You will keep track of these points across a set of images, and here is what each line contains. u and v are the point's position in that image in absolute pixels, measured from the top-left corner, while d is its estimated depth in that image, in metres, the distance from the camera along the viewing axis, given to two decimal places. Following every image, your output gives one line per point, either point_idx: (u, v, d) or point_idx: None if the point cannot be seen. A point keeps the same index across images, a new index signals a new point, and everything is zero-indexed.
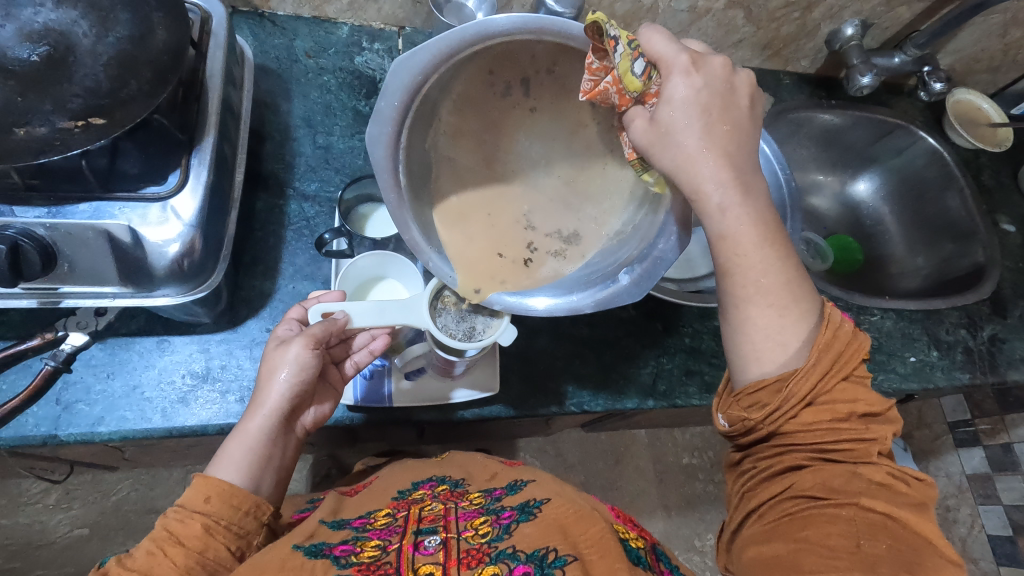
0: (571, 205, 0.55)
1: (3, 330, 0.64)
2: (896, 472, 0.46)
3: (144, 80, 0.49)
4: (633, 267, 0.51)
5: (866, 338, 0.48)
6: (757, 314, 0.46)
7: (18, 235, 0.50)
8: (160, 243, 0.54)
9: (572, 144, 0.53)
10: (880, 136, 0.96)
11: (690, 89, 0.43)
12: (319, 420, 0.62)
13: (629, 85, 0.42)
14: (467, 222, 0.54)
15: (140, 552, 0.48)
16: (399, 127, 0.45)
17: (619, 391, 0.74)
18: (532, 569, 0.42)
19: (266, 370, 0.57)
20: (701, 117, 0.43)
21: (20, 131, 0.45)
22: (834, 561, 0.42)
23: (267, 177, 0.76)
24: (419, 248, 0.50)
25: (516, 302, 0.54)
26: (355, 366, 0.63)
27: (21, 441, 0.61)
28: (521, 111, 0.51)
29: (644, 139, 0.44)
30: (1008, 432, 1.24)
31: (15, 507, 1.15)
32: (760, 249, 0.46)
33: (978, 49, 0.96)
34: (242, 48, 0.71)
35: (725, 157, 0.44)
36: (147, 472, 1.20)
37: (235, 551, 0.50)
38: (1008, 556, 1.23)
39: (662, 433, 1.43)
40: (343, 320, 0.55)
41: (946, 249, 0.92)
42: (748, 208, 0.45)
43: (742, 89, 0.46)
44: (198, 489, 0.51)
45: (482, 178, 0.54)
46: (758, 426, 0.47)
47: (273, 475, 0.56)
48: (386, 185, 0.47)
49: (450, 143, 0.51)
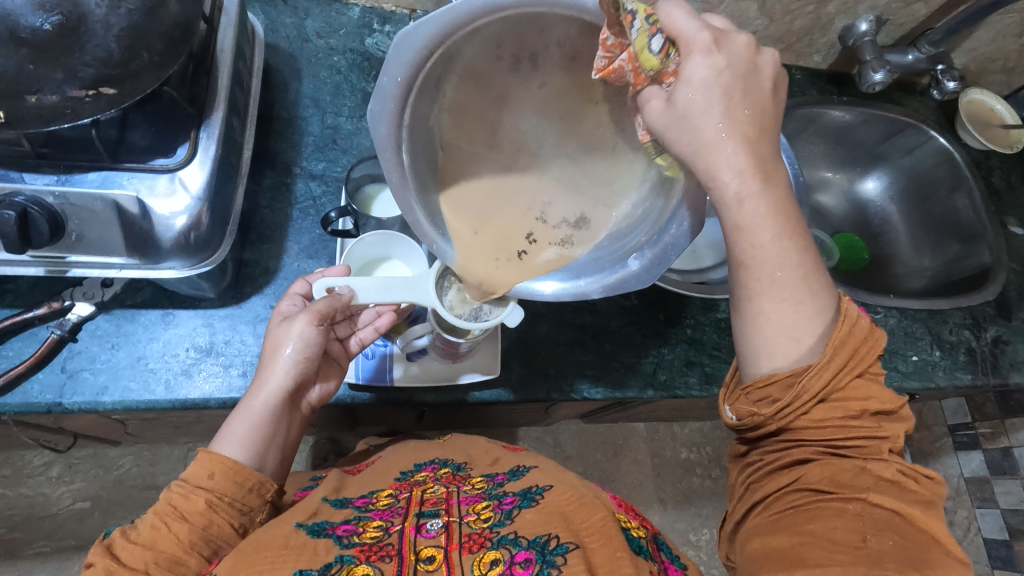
0: (579, 186, 0.55)
1: (11, 298, 0.65)
2: (906, 470, 0.46)
3: (155, 52, 0.49)
4: (644, 252, 0.50)
5: (883, 334, 0.47)
6: (771, 308, 0.46)
7: (28, 202, 0.50)
8: (168, 215, 0.55)
9: (582, 125, 0.52)
10: (890, 134, 0.95)
11: (711, 69, 0.43)
12: (325, 397, 0.63)
13: (646, 63, 0.41)
14: (471, 205, 0.54)
15: (144, 525, 0.49)
16: (402, 105, 0.44)
17: (620, 380, 0.74)
18: (534, 556, 0.42)
19: (271, 345, 0.58)
20: (722, 99, 0.43)
21: (31, 98, 0.45)
22: (838, 555, 0.43)
23: (275, 156, 0.76)
24: (423, 232, 0.50)
25: (524, 286, 0.54)
26: (360, 343, 0.64)
27: (28, 408, 0.62)
28: (530, 86, 0.50)
29: (660, 121, 0.43)
30: (1008, 436, 1.23)
31: (18, 479, 1.16)
32: (777, 241, 0.45)
33: (993, 48, 0.95)
34: (253, 26, 0.71)
35: (744, 143, 0.44)
36: (149, 448, 1.21)
37: (237, 527, 0.51)
38: (1003, 559, 1.24)
39: (661, 427, 1.43)
40: (348, 296, 0.53)
41: (953, 249, 0.91)
42: (766, 197, 0.45)
43: (766, 69, 0.45)
44: (202, 465, 0.51)
45: (487, 158, 0.54)
46: (767, 421, 0.48)
47: (276, 454, 0.56)
48: (388, 165, 0.46)
49: (454, 120, 0.50)
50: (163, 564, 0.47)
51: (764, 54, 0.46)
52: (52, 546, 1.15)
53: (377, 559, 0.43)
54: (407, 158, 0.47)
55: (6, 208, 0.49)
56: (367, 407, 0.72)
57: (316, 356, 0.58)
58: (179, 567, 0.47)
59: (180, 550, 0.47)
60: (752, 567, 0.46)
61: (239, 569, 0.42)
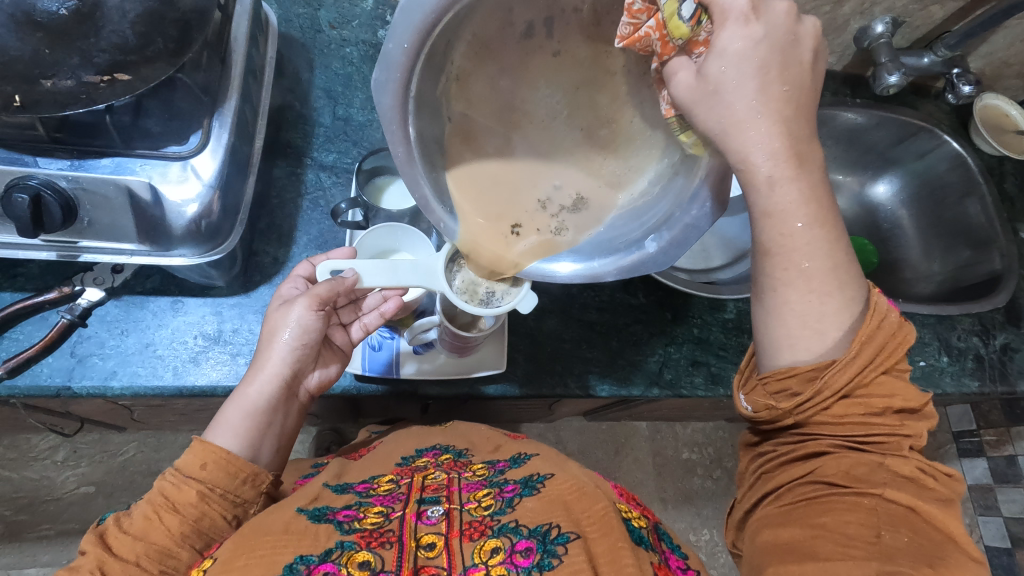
0: (592, 162, 0.53)
1: (22, 281, 0.65)
2: (925, 467, 0.46)
3: (170, 39, 0.49)
4: (662, 233, 0.48)
5: (912, 329, 0.48)
6: (796, 300, 0.46)
7: (41, 185, 0.51)
8: (180, 202, 0.55)
9: (596, 97, 0.50)
10: (904, 138, 0.94)
11: (746, 40, 0.41)
12: (324, 383, 0.62)
13: (674, 32, 0.40)
14: (476, 182, 0.52)
15: (137, 514, 0.49)
16: (409, 73, 0.41)
17: (626, 377, 0.74)
18: (535, 545, 0.43)
19: (269, 330, 0.58)
20: (758, 73, 0.42)
21: (47, 83, 0.46)
22: (851, 550, 0.43)
23: (286, 145, 0.76)
24: (431, 211, 0.48)
25: (539, 268, 0.52)
26: (364, 329, 0.64)
27: (36, 391, 0.62)
28: (544, 54, 0.48)
29: (688, 95, 0.42)
30: (1012, 445, 1.24)
31: (24, 461, 1.17)
32: (809, 230, 0.45)
33: (1011, 53, 0.94)
34: (267, 15, 0.71)
35: (779, 123, 0.43)
36: (154, 435, 1.22)
37: (230, 519, 0.51)
38: (1004, 568, 1.22)
39: (663, 426, 1.43)
40: (350, 279, 0.53)
41: (963, 255, 0.91)
42: (800, 181, 0.45)
43: (806, 40, 0.44)
44: (195, 456, 0.51)
45: (496, 132, 0.52)
46: (786, 415, 0.48)
47: (273, 442, 0.57)
48: (394, 139, 0.44)
49: (463, 91, 0.48)
50: (154, 557, 0.47)
51: (804, 23, 0.44)
52: (56, 529, 1.16)
53: (377, 546, 0.43)
54: (413, 133, 0.44)
55: (21, 191, 0.50)
56: (375, 398, 0.72)
57: (313, 342, 0.58)
58: (170, 559, 0.48)
59: (171, 542, 0.48)
60: (761, 558, 0.46)
61: (237, 556, 0.42)
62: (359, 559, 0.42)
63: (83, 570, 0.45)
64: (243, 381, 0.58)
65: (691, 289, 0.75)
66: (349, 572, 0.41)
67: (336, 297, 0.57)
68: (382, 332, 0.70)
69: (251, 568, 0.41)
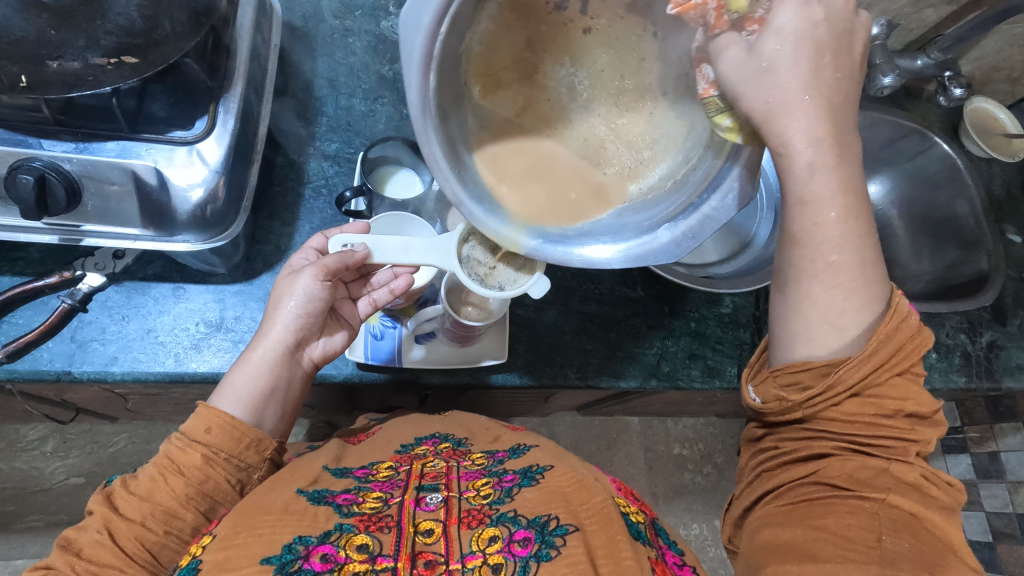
0: (613, 141, 0.52)
1: (22, 266, 0.65)
2: (931, 475, 0.47)
3: (179, 22, 0.48)
4: (677, 222, 0.50)
5: (930, 334, 0.49)
6: (819, 292, 0.48)
7: (46, 167, 0.51)
8: (185, 187, 0.55)
9: (623, 78, 0.50)
10: (896, 139, 0.95)
11: (802, 22, 0.43)
12: (328, 353, 0.61)
13: (732, 3, 0.43)
14: (496, 156, 0.51)
15: (144, 475, 0.50)
16: (439, 19, 0.40)
17: (623, 368, 0.75)
18: (533, 535, 0.43)
19: (275, 297, 0.59)
20: (812, 56, 0.43)
21: (53, 63, 0.45)
22: (851, 553, 0.44)
23: (289, 136, 0.76)
24: (437, 167, 0.45)
25: (561, 252, 0.50)
26: (373, 303, 0.62)
27: (37, 376, 0.62)
28: (574, 28, 0.48)
29: (739, 70, 0.43)
30: (995, 442, 1.21)
31: (13, 452, 1.16)
32: (842, 222, 0.47)
33: (1001, 57, 0.96)
34: (273, 3, 0.70)
35: (827, 109, 0.45)
36: (145, 427, 1.20)
37: (235, 484, 0.52)
38: (986, 562, 1.19)
39: (655, 422, 1.44)
40: (361, 254, 0.54)
41: (951, 255, 0.93)
42: (838, 171, 0.46)
43: (859, 33, 0.46)
44: (200, 419, 0.52)
45: (517, 104, 0.50)
46: (793, 407, 0.50)
47: (276, 410, 0.57)
48: (415, 85, 0.42)
49: (484, 58, 0.48)
50: (159, 517, 0.48)
51: (858, 15, 0.46)
52: (45, 520, 1.15)
53: (376, 530, 0.44)
54: (433, 81, 0.43)
55: (25, 173, 0.50)
56: (375, 386, 0.72)
57: (318, 312, 0.58)
58: (175, 520, 0.48)
59: (175, 503, 0.49)
60: (760, 555, 0.48)
61: (236, 533, 0.43)
62: (357, 542, 0.42)
63: (90, 528, 0.47)
64: (247, 348, 0.59)
65: (687, 283, 0.74)
66: (347, 555, 0.42)
67: (343, 270, 0.57)
68: (385, 321, 0.70)
69: (249, 547, 0.41)
